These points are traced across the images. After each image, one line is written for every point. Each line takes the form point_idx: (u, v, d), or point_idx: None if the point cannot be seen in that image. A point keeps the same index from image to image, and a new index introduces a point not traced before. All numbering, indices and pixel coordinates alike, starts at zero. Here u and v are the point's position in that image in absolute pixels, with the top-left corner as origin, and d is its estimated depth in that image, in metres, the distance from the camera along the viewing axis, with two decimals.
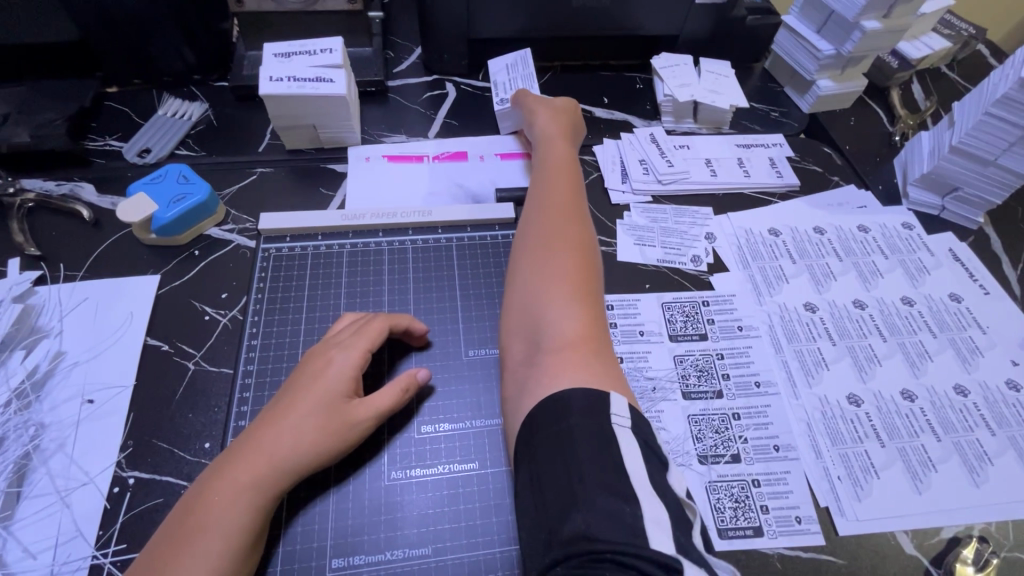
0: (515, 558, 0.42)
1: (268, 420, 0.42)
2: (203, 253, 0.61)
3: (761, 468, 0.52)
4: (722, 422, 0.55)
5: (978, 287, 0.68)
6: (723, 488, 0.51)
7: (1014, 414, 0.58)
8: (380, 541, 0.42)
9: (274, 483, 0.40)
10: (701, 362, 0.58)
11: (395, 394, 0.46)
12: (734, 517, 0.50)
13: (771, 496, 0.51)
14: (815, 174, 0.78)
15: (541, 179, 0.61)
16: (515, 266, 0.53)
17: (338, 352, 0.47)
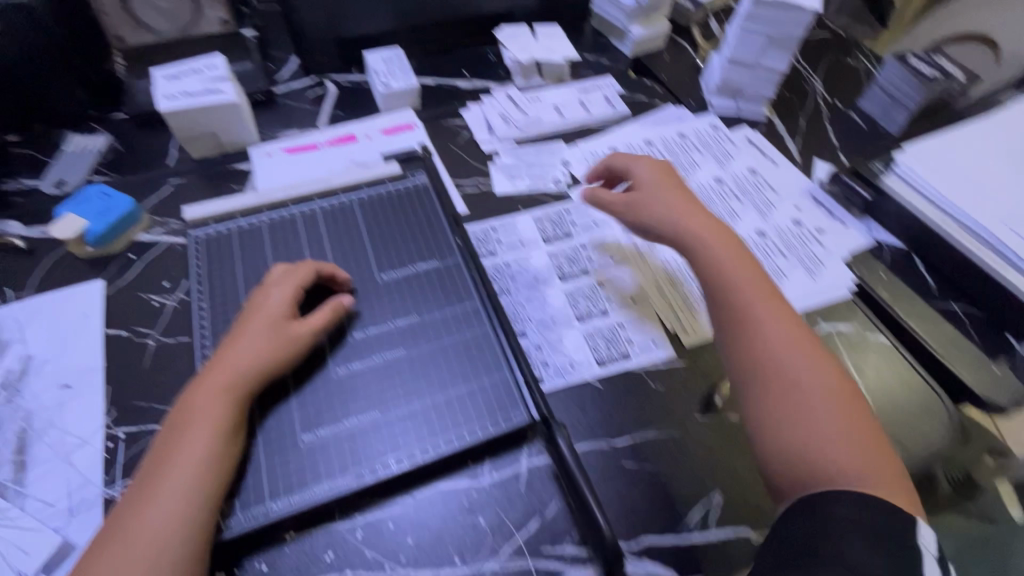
0: (445, 403, 0.56)
1: (230, 344, 0.55)
2: (139, 255, 0.70)
3: (623, 315, 0.70)
4: (590, 291, 0.72)
5: (769, 161, 0.89)
6: (597, 334, 0.68)
7: (798, 241, 0.79)
8: (337, 416, 0.55)
9: (245, 382, 0.52)
10: (570, 254, 0.75)
11: (330, 311, 0.58)
12: (608, 351, 0.66)
13: (633, 332, 0.68)
14: (643, 101, 0.97)
15: (730, 266, 0.62)
16: (757, 378, 0.56)
17: (278, 289, 0.59)
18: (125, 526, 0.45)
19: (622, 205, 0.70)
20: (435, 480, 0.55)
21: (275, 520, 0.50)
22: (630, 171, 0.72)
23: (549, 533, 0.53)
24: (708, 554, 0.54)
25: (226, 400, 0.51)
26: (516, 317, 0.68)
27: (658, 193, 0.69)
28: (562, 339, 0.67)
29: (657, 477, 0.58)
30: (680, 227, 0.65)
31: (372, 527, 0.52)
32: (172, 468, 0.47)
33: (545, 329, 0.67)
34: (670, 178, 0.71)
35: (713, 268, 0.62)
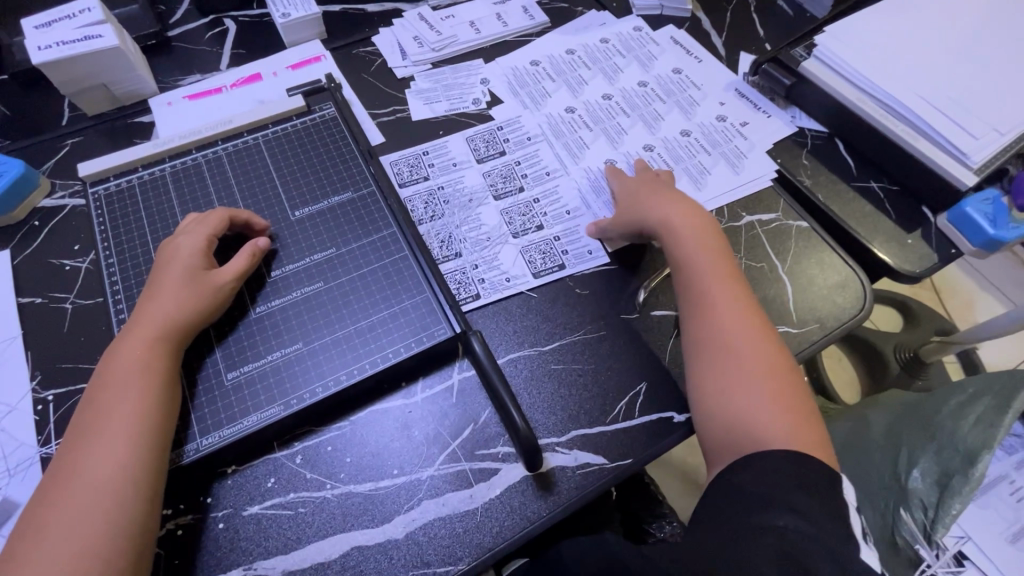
0: (365, 325, 0.58)
1: (147, 299, 0.54)
2: (43, 221, 0.67)
3: (561, 227, 0.70)
4: (524, 206, 0.71)
5: (693, 59, 0.86)
6: (534, 248, 0.68)
7: (722, 136, 0.79)
8: (262, 352, 0.56)
9: (167, 332, 0.52)
10: (504, 171, 0.74)
11: (246, 257, 0.57)
12: (544, 263, 0.67)
13: (570, 243, 0.68)
14: (563, 9, 0.92)
15: (689, 244, 0.62)
16: (702, 348, 0.57)
17: (188, 240, 0.57)
18: (72, 485, 0.45)
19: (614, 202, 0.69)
20: (368, 403, 0.57)
21: (208, 454, 0.52)
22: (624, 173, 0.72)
23: (482, 437, 0.56)
24: (635, 438, 0.57)
25: (153, 352, 0.51)
26: (442, 241, 0.68)
27: (642, 193, 0.68)
28: (498, 256, 0.67)
29: (585, 375, 0.60)
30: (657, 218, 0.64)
31: (309, 451, 0.54)
32: (109, 423, 0.48)
33: (480, 248, 0.67)
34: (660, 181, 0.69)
35: (684, 257, 0.61)
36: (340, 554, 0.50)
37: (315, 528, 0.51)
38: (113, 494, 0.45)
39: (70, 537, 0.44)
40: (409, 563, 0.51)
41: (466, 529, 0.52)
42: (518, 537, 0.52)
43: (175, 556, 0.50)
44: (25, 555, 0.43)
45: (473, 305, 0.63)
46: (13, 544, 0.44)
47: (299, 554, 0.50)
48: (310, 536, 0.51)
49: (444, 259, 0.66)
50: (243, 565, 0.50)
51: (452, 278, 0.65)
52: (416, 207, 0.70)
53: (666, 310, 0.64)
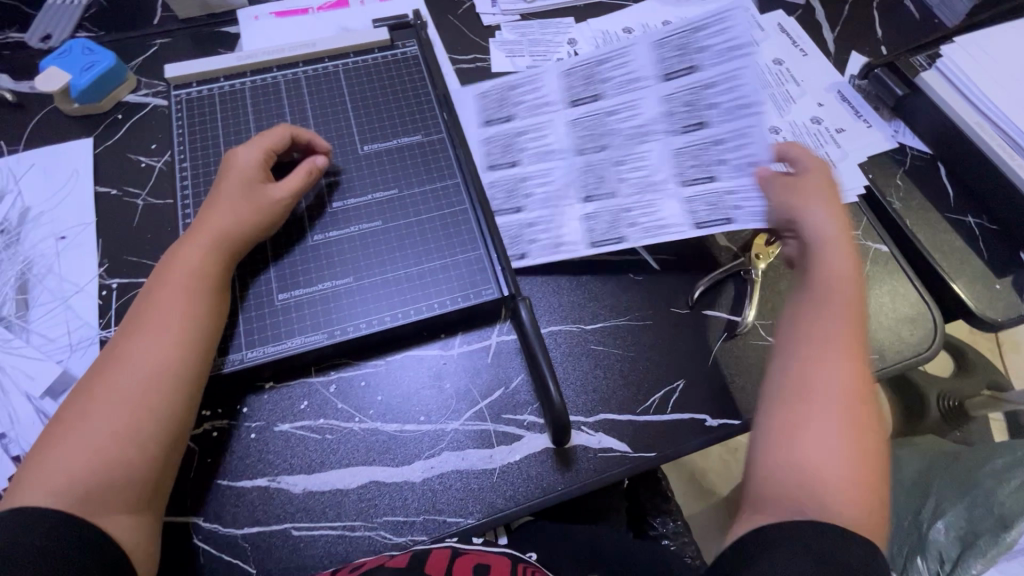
0: (415, 272, 0.58)
1: (208, 208, 0.55)
2: (126, 116, 0.69)
3: (735, 182, 0.62)
4: (699, 148, 0.64)
5: (798, 51, 0.80)
6: (698, 200, 0.62)
7: (813, 140, 0.73)
8: (313, 280, 0.57)
9: (223, 242, 0.53)
10: (688, 96, 0.66)
11: (304, 175, 0.58)
12: (707, 217, 0.62)
13: (744, 200, 0.61)
14: None
15: (828, 278, 0.53)
16: (790, 388, 0.49)
17: (252, 155, 0.57)
18: (114, 376, 0.48)
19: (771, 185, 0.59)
20: (406, 347, 0.58)
21: (250, 367, 0.54)
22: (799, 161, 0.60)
23: (511, 402, 0.56)
24: (662, 433, 0.56)
25: (213, 260, 0.53)
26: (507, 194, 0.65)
27: (813, 192, 0.57)
28: (655, 205, 0.63)
29: (623, 362, 0.59)
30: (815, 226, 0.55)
31: (344, 383, 0.56)
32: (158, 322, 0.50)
33: (640, 193, 0.64)
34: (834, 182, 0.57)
35: (832, 285, 0.53)
36: (359, 486, 0.52)
37: (339, 455, 0.53)
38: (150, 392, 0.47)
39: (103, 424, 0.46)
40: (421, 507, 0.52)
41: (480, 487, 0.53)
42: (529, 504, 0.53)
43: (208, 455, 0.53)
44: (62, 431, 0.46)
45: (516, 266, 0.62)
46: (63, 415, 0.47)
47: (321, 478, 0.52)
48: (334, 462, 0.53)
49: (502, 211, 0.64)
50: (267, 476, 0.52)
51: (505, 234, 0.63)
52: (528, 142, 0.67)
53: (720, 311, 0.62)
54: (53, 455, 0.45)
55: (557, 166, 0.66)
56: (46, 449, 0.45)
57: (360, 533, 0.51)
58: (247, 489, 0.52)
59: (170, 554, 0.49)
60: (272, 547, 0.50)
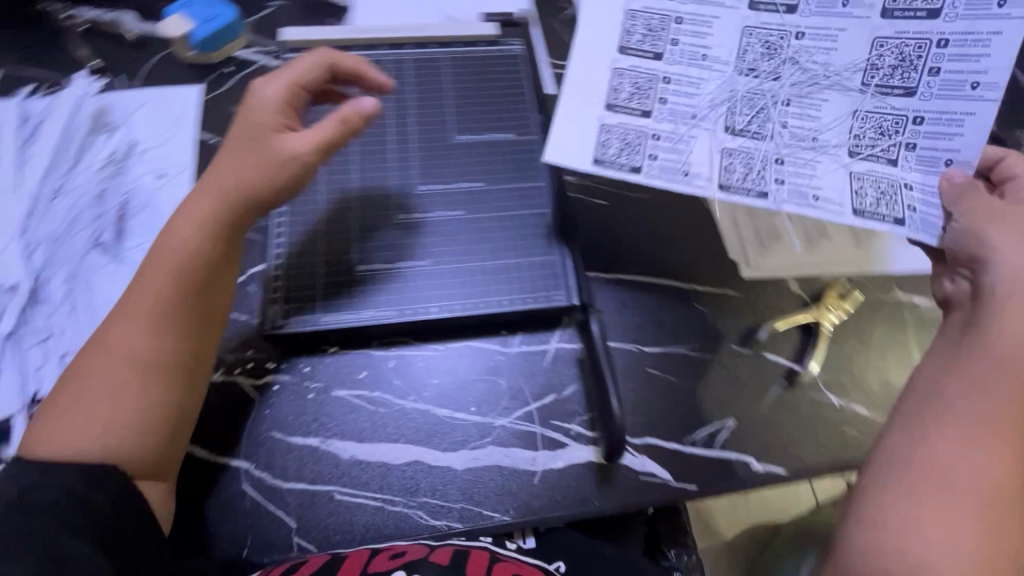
0: (489, 267, 0.59)
1: (217, 161, 0.52)
2: (235, 70, 0.71)
3: (920, 177, 0.49)
4: (876, 123, 0.50)
5: None
6: (869, 180, 0.50)
7: None
8: (392, 256, 0.58)
9: (225, 201, 0.50)
10: (905, 51, 0.49)
11: (333, 122, 0.51)
12: (874, 204, 0.49)
13: (923, 200, 0.49)
14: None
15: (1005, 343, 0.43)
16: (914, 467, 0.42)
17: (280, 99, 0.53)
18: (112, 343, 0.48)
19: (954, 185, 0.47)
20: (467, 336, 0.59)
21: (320, 330, 0.56)
22: (1012, 179, 0.50)
23: (560, 410, 0.57)
24: (706, 468, 0.56)
25: (208, 226, 0.50)
26: (636, 87, 0.52)
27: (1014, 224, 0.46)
28: (815, 167, 0.51)
29: (676, 390, 0.59)
30: (999, 258, 0.45)
31: (403, 361, 0.57)
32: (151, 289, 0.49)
33: (795, 146, 0.51)
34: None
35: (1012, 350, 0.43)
36: (405, 463, 0.53)
37: (389, 430, 0.54)
38: (151, 357, 0.48)
39: (98, 398, 0.46)
40: (460, 495, 0.53)
41: (519, 487, 0.53)
42: (564, 513, 0.53)
43: (266, 406, 0.55)
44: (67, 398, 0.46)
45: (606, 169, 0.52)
46: (70, 378, 0.48)
47: (369, 449, 0.54)
48: (384, 436, 0.54)
49: (623, 107, 0.52)
50: (319, 436, 0.54)
51: (619, 133, 0.52)
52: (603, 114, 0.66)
53: (781, 357, 0.61)
54: (59, 421, 0.46)
55: (707, 85, 0.52)
56: (49, 420, 0.46)
57: (399, 509, 0.52)
58: (299, 445, 0.53)
59: (218, 494, 0.51)
60: (313, 505, 0.51)
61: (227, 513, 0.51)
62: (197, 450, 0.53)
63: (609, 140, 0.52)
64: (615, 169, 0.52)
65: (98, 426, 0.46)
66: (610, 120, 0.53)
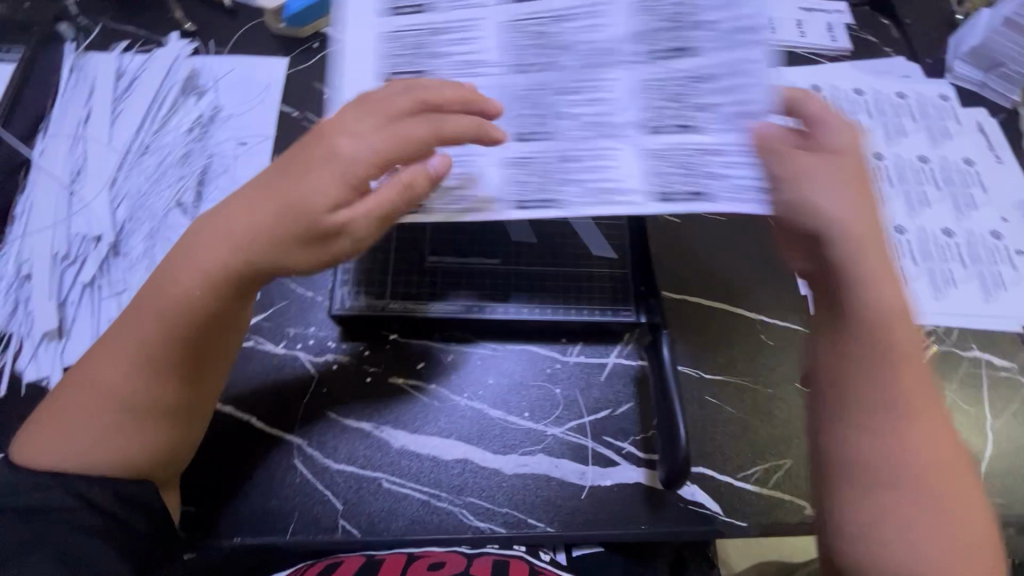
0: (557, 272, 0.58)
1: (244, 206, 0.45)
2: (322, 46, 0.72)
3: (717, 137, 0.47)
4: (677, 91, 0.49)
5: (993, 157, 0.74)
6: (667, 156, 0.48)
7: (989, 254, 0.68)
8: (463, 251, 0.58)
9: (242, 264, 0.44)
10: (670, 14, 0.50)
11: (395, 189, 0.43)
12: (680, 180, 0.47)
13: (726, 165, 0.46)
14: (869, 43, 0.82)
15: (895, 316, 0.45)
16: (866, 474, 0.44)
17: (354, 139, 0.44)
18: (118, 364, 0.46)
19: (768, 149, 0.45)
20: (527, 340, 0.58)
21: (386, 316, 0.56)
22: (813, 129, 0.47)
23: (613, 426, 0.56)
24: (757, 507, 0.54)
25: (216, 288, 0.45)
26: (423, 87, 0.52)
27: (830, 178, 0.44)
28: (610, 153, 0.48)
29: (733, 423, 0.57)
30: (831, 220, 0.44)
31: (461, 356, 0.57)
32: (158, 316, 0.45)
33: (524, 116, 0.50)
34: (858, 164, 0.46)
35: (882, 321, 0.45)
36: (454, 459, 0.53)
37: (442, 425, 0.54)
38: (159, 386, 0.46)
39: (89, 429, 0.45)
40: (506, 500, 0.52)
41: (564, 499, 0.53)
42: (606, 532, 0.52)
43: (324, 385, 0.55)
44: (62, 416, 0.46)
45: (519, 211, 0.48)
46: (68, 393, 0.46)
47: (421, 440, 0.53)
48: (438, 430, 0.54)
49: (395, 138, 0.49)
50: (373, 422, 0.54)
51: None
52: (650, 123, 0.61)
53: None
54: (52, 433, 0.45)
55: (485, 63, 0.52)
56: (44, 427, 0.46)
57: (444, 505, 0.51)
58: (353, 429, 0.53)
59: (270, 467, 0.52)
60: (361, 490, 0.51)
61: (277, 487, 0.51)
62: (254, 420, 0.53)
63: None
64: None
65: (94, 448, 0.45)
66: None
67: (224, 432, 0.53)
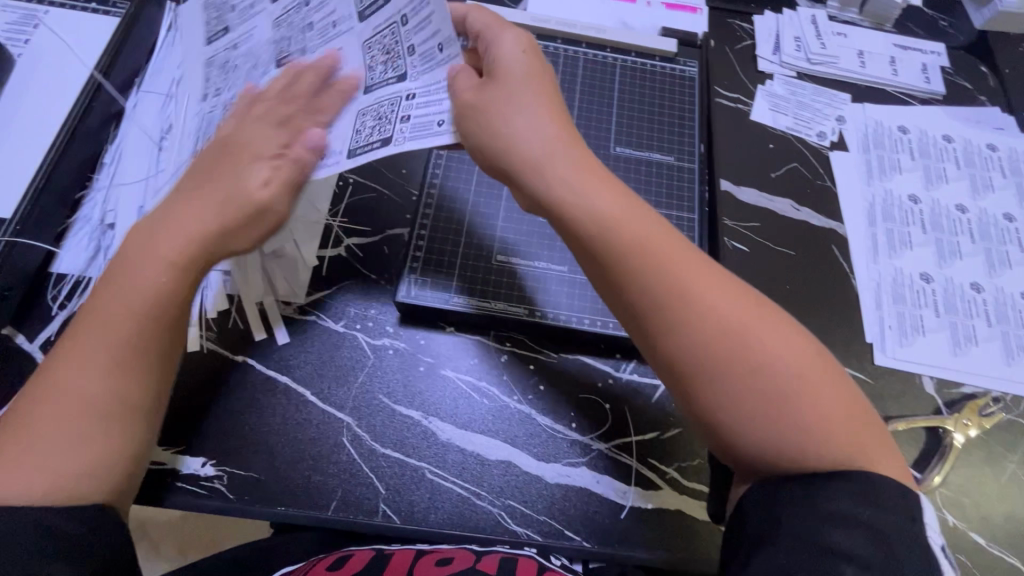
0: None
1: (180, 199, 0.46)
2: None
3: (420, 83, 0.46)
4: (390, 33, 0.47)
5: None
6: (370, 110, 0.47)
7: None
8: (532, 253, 0.59)
9: (199, 244, 0.45)
10: None
11: (290, 168, 0.47)
12: (369, 133, 0.46)
13: (418, 108, 0.46)
14: (965, 89, 0.79)
15: (568, 178, 0.43)
16: (696, 377, 0.40)
17: (249, 138, 0.47)
18: (74, 363, 0.42)
19: (451, 86, 0.45)
20: (582, 352, 0.58)
21: (447, 309, 0.56)
22: (489, 47, 0.48)
23: (660, 450, 0.55)
24: None
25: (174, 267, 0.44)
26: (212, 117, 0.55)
27: (503, 94, 0.45)
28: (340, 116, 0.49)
29: None
30: (525, 135, 0.45)
31: (515, 358, 0.57)
32: (119, 313, 0.43)
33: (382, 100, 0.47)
34: (531, 73, 0.47)
35: (516, 153, 0.44)
36: (498, 460, 0.53)
37: (491, 425, 0.54)
38: (131, 378, 0.43)
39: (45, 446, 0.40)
40: (545, 508, 0.52)
41: (602, 517, 0.52)
42: (642, 557, 0.51)
43: (378, 369, 0.55)
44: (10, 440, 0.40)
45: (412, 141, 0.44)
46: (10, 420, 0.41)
47: (466, 436, 0.53)
48: (486, 429, 0.54)
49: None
50: (422, 411, 0.54)
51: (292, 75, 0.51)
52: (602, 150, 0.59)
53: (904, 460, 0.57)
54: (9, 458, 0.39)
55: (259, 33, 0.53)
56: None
57: (484, 504, 0.51)
58: (404, 416, 0.54)
59: (319, 444, 0.52)
60: (404, 477, 0.52)
61: (323, 463, 0.52)
62: (307, 394, 0.54)
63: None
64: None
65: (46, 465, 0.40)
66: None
67: (279, 402, 0.54)
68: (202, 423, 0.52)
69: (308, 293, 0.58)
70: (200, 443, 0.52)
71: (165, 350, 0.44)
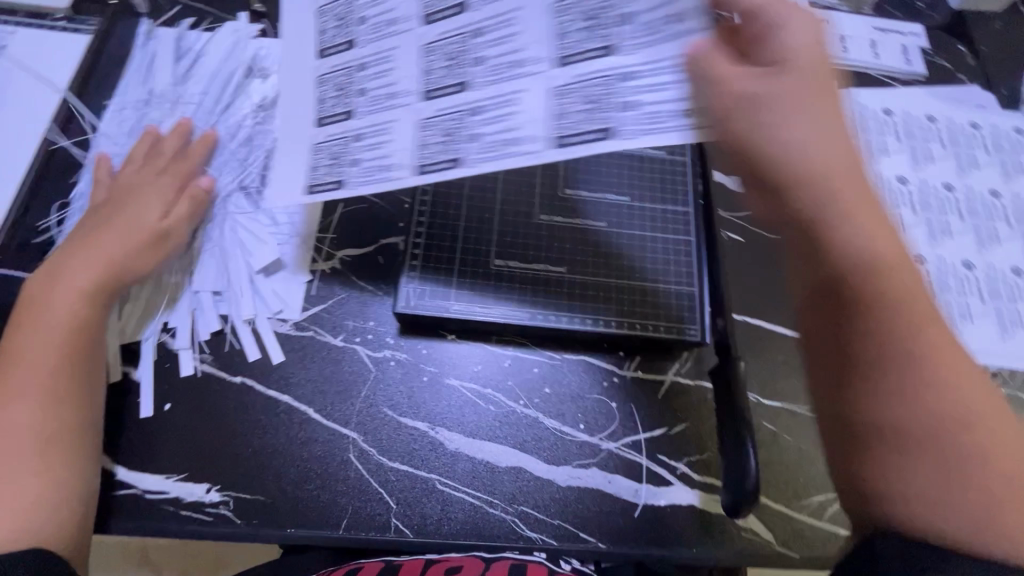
0: (620, 285, 0.57)
1: (75, 247, 0.53)
2: None
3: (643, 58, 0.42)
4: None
5: None
6: (572, 92, 0.44)
7: None
8: (530, 254, 0.58)
9: (109, 275, 0.52)
10: None
11: (186, 204, 0.57)
12: (581, 120, 0.43)
13: (644, 91, 0.42)
14: (945, 69, 0.80)
15: (835, 199, 0.42)
16: (892, 404, 0.41)
17: (146, 187, 0.57)
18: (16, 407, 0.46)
19: (701, 65, 0.41)
20: (586, 351, 0.57)
21: (447, 317, 0.55)
22: (771, 31, 0.43)
23: (669, 445, 0.55)
24: (816, 540, 0.53)
25: (88, 295, 0.51)
26: (338, 87, 0.51)
27: (793, 108, 0.42)
28: (517, 99, 0.45)
29: (789, 451, 0.56)
30: (801, 146, 0.42)
31: (519, 362, 0.56)
32: (47, 346, 0.48)
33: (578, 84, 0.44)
34: (826, 75, 0.43)
35: (797, 162, 0.42)
36: (509, 466, 0.52)
37: (499, 431, 0.54)
38: (72, 403, 0.47)
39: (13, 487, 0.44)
40: (558, 512, 0.51)
41: (615, 516, 0.52)
42: (656, 554, 0.51)
43: (381, 382, 0.55)
44: None
45: (649, 136, 0.42)
46: None
47: (475, 444, 0.53)
48: (495, 436, 0.53)
49: (431, 162, 0.47)
50: (429, 422, 0.53)
51: (443, 48, 0.47)
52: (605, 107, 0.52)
53: None
54: None
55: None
56: None
57: (497, 511, 0.51)
58: (410, 428, 0.53)
59: (325, 462, 0.51)
60: (415, 491, 0.51)
61: (332, 481, 0.51)
62: (311, 412, 0.53)
63: (428, 136, 0.47)
64: (444, 95, 0.47)
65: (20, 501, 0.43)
66: (319, 139, 0.50)
67: (282, 421, 0.52)
68: (202, 448, 0.51)
69: (303, 308, 0.57)
70: (201, 469, 0.50)
71: (93, 386, 0.49)
